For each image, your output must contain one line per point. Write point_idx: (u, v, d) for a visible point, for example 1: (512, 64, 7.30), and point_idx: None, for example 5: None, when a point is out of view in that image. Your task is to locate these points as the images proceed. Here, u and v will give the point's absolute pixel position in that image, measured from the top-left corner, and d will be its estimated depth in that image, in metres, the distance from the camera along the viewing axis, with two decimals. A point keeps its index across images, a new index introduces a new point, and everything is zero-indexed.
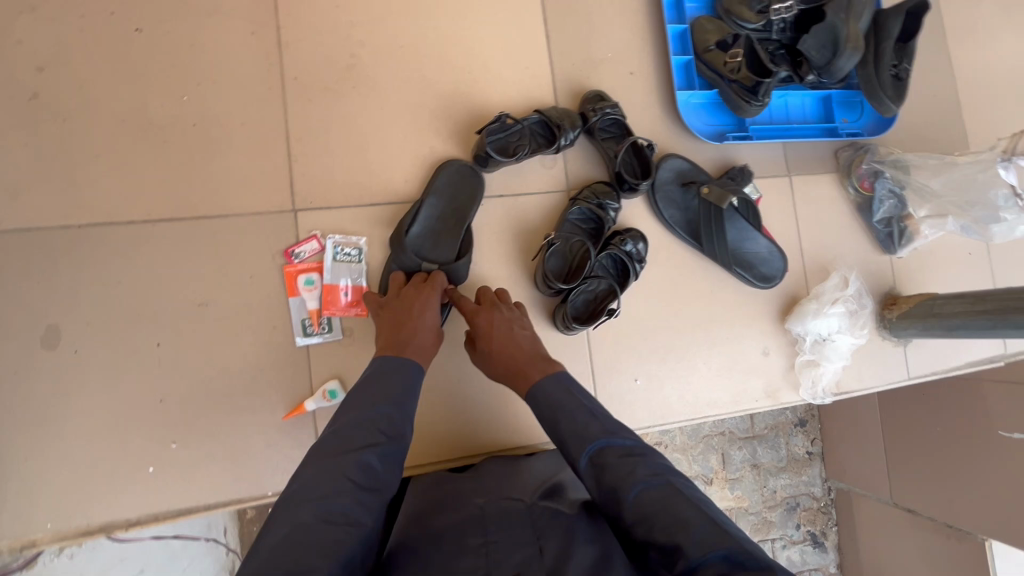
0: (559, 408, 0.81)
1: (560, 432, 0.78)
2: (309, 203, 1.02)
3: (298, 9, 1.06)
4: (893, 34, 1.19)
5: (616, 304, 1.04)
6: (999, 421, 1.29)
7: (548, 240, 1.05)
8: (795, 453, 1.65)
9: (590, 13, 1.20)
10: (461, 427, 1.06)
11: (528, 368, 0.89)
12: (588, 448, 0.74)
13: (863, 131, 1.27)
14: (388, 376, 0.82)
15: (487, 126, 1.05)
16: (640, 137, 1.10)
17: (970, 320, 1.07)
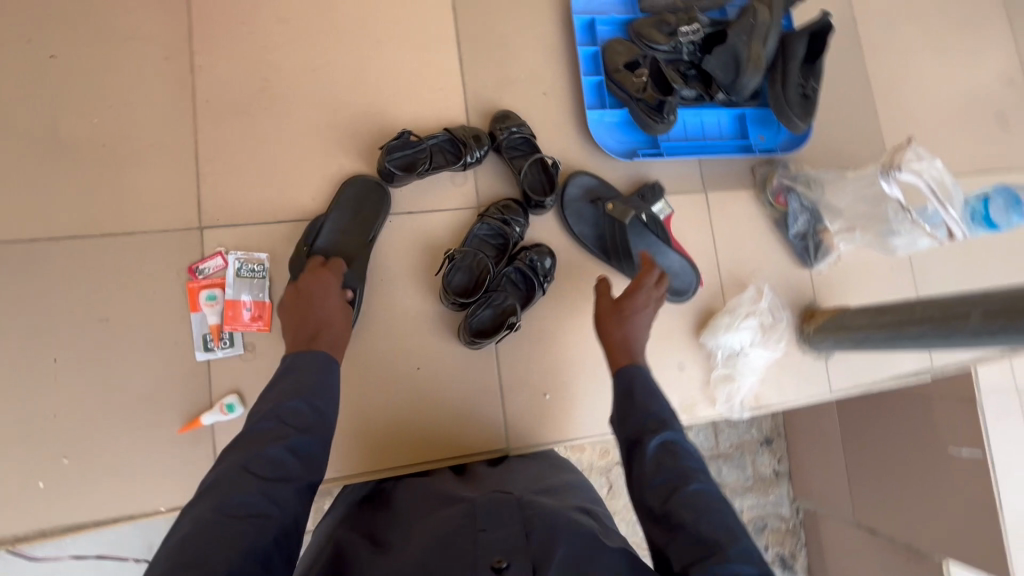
0: (652, 393, 0.85)
1: (642, 410, 0.83)
2: (214, 220, 1.04)
3: (211, 36, 1.10)
4: (798, 54, 1.23)
5: (516, 318, 1.04)
6: (949, 438, 1.30)
7: (450, 255, 1.06)
8: (762, 473, 1.61)
9: (505, 36, 1.23)
10: (416, 432, 1.08)
11: (637, 352, 0.94)
12: (662, 434, 0.79)
13: (777, 148, 1.29)
14: (301, 369, 0.81)
15: (390, 144, 1.08)
16: (546, 156, 1.14)
17: (876, 332, 1.07)
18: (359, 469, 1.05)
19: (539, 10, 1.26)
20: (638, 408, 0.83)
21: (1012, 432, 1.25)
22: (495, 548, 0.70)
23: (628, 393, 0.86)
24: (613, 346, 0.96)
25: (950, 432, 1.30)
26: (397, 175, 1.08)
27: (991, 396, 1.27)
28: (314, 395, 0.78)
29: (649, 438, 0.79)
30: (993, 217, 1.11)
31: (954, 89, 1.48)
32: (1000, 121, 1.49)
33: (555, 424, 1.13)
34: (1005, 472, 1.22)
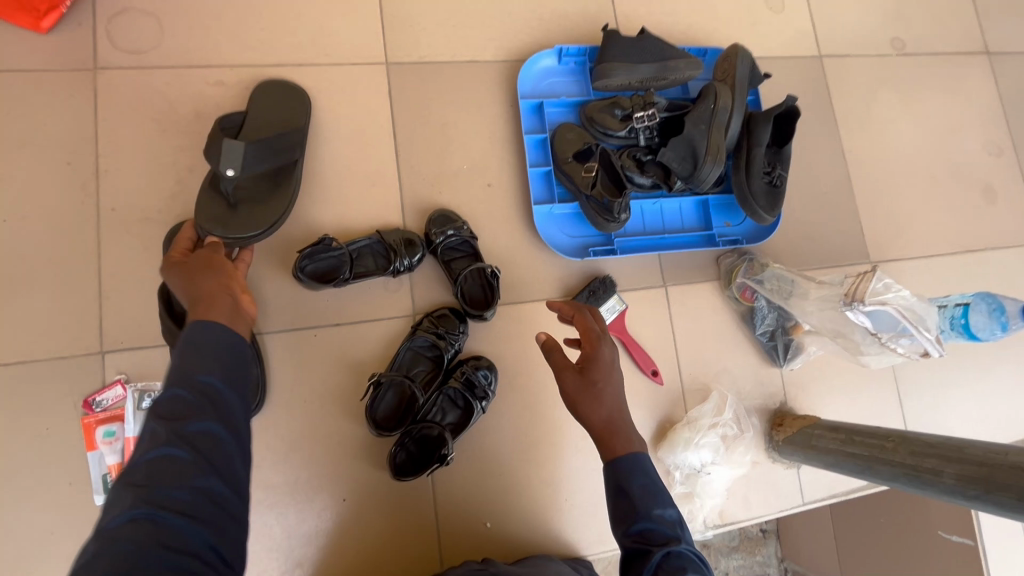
0: (655, 494, 0.68)
1: (644, 516, 0.66)
2: (118, 344, 0.96)
3: (120, 138, 1.01)
4: (764, 140, 1.13)
5: (447, 452, 0.96)
6: (939, 521, 1.20)
7: (374, 379, 0.99)
8: (748, 531, 1.54)
9: (445, 124, 1.14)
10: (398, 536, 1.02)
11: (631, 431, 0.74)
12: (678, 553, 0.63)
13: (744, 238, 1.21)
14: (201, 346, 0.61)
15: (308, 249, 0.98)
16: (484, 263, 1.04)
17: (844, 461, 0.96)
18: None
19: (483, 95, 1.17)
20: (641, 511, 0.66)
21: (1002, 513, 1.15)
22: None
23: (620, 490, 0.69)
24: (599, 430, 0.74)
25: (941, 516, 1.19)
26: (310, 283, 0.98)
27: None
28: (201, 372, 0.59)
29: (648, 549, 0.64)
30: (974, 326, 1.01)
31: (935, 160, 1.39)
32: (985, 193, 1.40)
33: (496, 554, 1.04)
34: (997, 561, 1.13)
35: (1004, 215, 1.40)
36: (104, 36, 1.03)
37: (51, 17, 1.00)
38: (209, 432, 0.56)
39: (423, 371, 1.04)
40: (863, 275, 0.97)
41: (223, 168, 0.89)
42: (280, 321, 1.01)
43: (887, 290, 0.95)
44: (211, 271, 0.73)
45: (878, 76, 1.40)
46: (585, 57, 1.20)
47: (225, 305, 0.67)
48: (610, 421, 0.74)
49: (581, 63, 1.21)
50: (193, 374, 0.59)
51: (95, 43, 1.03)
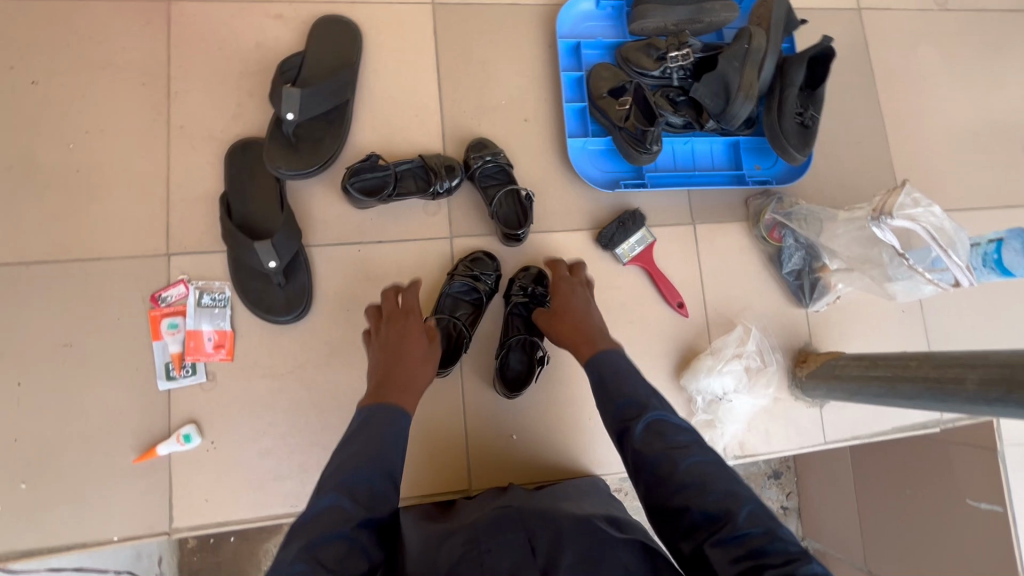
0: (624, 376, 0.84)
1: (617, 397, 0.81)
2: (182, 247, 1.04)
3: (188, 62, 1.10)
4: (798, 81, 1.15)
5: (542, 351, 1.05)
6: (967, 489, 1.22)
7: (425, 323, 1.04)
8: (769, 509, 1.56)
9: (485, 61, 1.20)
10: (432, 444, 1.08)
11: (600, 339, 0.92)
12: (646, 416, 0.77)
13: (773, 179, 1.23)
14: (370, 434, 0.74)
15: (357, 165, 1.06)
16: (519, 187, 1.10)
17: (866, 386, 0.98)
18: None
19: (522, 35, 1.22)
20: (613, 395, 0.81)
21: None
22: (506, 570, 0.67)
23: (599, 381, 0.85)
24: (570, 340, 0.95)
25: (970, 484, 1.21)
26: (357, 198, 1.05)
27: (1013, 449, 1.20)
28: (374, 460, 0.71)
29: (630, 420, 0.77)
30: (1006, 261, 1.01)
31: (975, 115, 1.38)
32: None
33: (522, 467, 1.10)
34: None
35: None
36: None
37: None
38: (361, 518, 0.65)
39: (466, 314, 1.08)
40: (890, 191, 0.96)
41: (284, 112, 1.01)
42: (327, 234, 1.09)
43: (916, 206, 0.94)
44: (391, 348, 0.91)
45: (918, 30, 1.40)
46: (623, 2, 1.24)
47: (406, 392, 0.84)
48: (582, 335, 0.94)
49: (619, 7, 1.25)
50: (360, 465, 0.70)
51: None
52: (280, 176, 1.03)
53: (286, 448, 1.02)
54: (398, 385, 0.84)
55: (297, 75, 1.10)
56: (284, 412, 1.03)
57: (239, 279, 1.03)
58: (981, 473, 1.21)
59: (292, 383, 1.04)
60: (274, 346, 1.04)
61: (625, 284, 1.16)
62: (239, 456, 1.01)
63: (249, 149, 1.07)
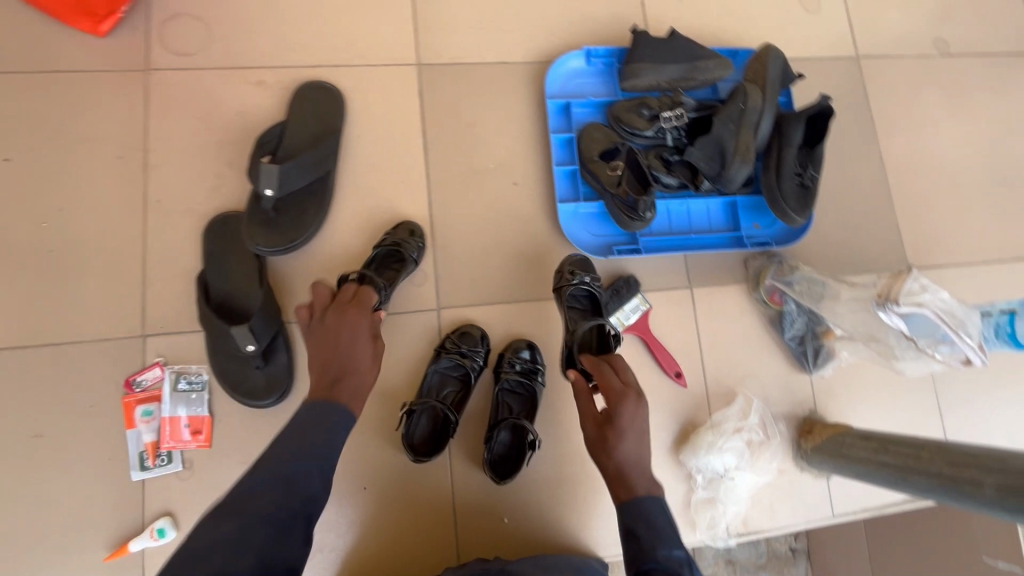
0: (661, 536, 0.75)
1: (651, 555, 0.73)
2: (159, 328, 1.01)
3: (167, 134, 1.08)
4: (795, 141, 1.11)
5: (535, 437, 0.98)
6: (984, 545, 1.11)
7: (407, 407, 0.99)
8: (777, 550, 1.44)
9: (473, 123, 1.17)
10: (417, 529, 1.03)
11: (641, 479, 0.81)
12: None
13: (773, 240, 1.18)
14: (322, 434, 0.75)
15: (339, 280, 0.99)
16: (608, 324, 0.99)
17: (876, 471, 0.93)
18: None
19: (510, 95, 1.19)
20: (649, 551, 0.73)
21: None
22: None
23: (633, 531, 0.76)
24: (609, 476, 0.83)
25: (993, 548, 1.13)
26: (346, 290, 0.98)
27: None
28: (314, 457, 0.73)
29: None
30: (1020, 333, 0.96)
31: (980, 163, 1.34)
32: None
33: (511, 552, 1.04)
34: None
35: None
36: (156, 39, 1.10)
37: (109, 22, 1.07)
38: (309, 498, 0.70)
39: (452, 392, 1.04)
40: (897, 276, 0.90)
41: (262, 188, 0.97)
42: None
43: (924, 291, 0.88)
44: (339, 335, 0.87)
45: (919, 77, 1.36)
46: (613, 58, 1.21)
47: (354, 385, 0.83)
48: (622, 466, 0.82)
49: (609, 64, 1.21)
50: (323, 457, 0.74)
51: (148, 46, 1.10)
52: (258, 253, 1.00)
53: None
54: (347, 389, 0.81)
55: (278, 145, 1.06)
56: None
57: (216, 361, 0.99)
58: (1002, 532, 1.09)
59: None
60: (254, 430, 1.00)
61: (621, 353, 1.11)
62: None
63: (228, 224, 1.04)
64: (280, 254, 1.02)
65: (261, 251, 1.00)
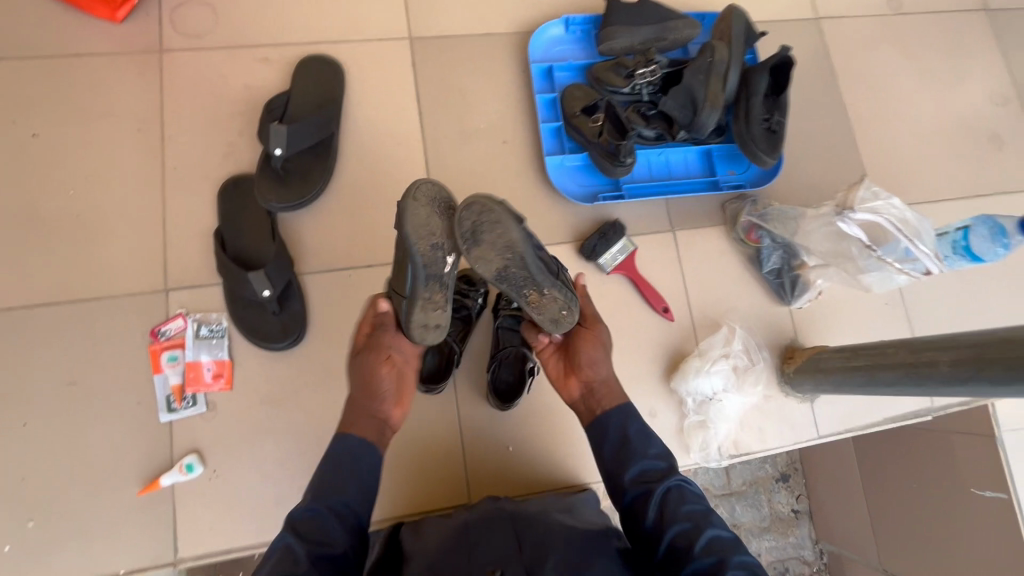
0: (646, 438, 0.87)
1: (641, 456, 0.85)
2: (180, 282, 1.08)
3: (180, 107, 1.16)
4: (761, 89, 1.20)
5: (533, 362, 1.08)
6: (970, 479, 1.28)
7: None
8: (779, 512, 1.59)
9: (464, 89, 1.26)
10: (428, 462, 1.10)
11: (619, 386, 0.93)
12: (668, 482, 0.82)
13: (748, 183, 1.27)
14: (337, 463, 0.80)
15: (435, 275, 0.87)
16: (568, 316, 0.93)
17: (850, 376, 1.00)
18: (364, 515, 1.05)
19: (497, 62, 1.28)
20: (639, 455, 0.85)
21: None
22: (490, 559, 0.76)
23: (622, 438, 0.87)
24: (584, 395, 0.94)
25: (972, 473, 1.28)
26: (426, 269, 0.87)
27: (1012, 434, 1.25)
28: (334, 493, 0.77)
29: (648, 487, 0.82)
30: (975, 248, 1.05)
31: (940, 109, 1.43)
32: (991, 140, 1.43)
33: (517, 478, 1.11)
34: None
35: (1013, 161, 1.42)
36: (168, 23, 1.19)
37: (124, 8, 1.17)
38: (326, 528, 0.74)
39: (456, 330, 1.11)
40: (852, 188, 1.03)
41: (273, 148, 1.06)
42: (319, 262, 1.13)
43: (877, 198, 1.00)
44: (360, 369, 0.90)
45: (876, 33, 1.46)
46: (590, 25, 1.31)
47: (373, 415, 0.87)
48: (592, 385, 0.94)
49: (587, 30, 1.31)
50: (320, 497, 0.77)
51: (161, 29, 1.19)
52: (271, 209, 1.09)
53: (287, 473, 1.04)
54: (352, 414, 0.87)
55: (284, 112, 1.15)
56: (286, 437, 1.06)
57: (235, 310, 1.07)
58: (985, 463, 1.25)
59: (291, 407, 1.07)
60: (272, 372, 1.07)
61: (610, 292, 1.20)
62: (241, 482, 1.03)
63: (240, 185, 1.12)
64: (291, 210, 1.11)
65: (274, 208, 1.09)
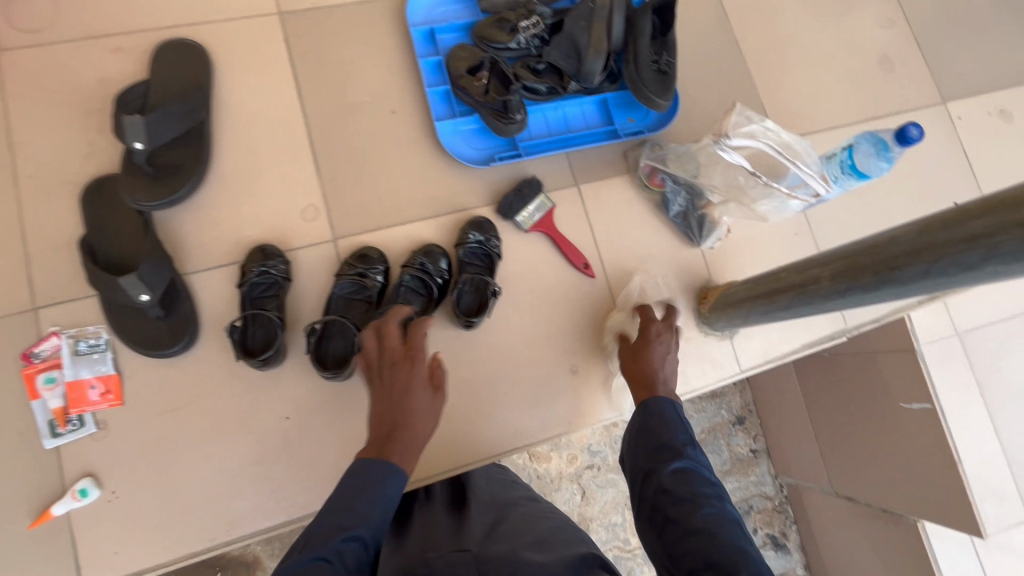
0: (671, 423, 0.83)
1: (657, 437, 0.81)
2: (50, 298, 1.00)
3: (27, 110, 1.07)
4: (646, 31, 1.18)
5: (418, 328, 1.02)
6: (900, 394, 1.31)
7: (313, 327, 1.01)
8: (739, 454, 1.63)
9: (344, 61, 1.20)
10: (347, 451, 1.05)
11: (662, 389, 0.94)
12: (680, 461, 0.77)
13: (646, 129, 1.26)
14: (365, 487, 0.73)
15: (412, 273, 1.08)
16: (488, 283, 1.08)
17: (754, 305, 1.01)
18: (285, 515, 1.01)
19: (376, 30, 1.22)
20: (658, 435, 0.82)
21: (953, 375, 1.28)
22: None
23: (649, 419, 0.85)
24: (638, 383, 0.96)
25: (901, 386, 1.31)
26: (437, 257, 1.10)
27: (931, 345, 1.29)
28: (357, 521, 0.69)
29: (659, 462, 0.78)
30: (860, 165, 1.07)
31: (832, 37, 1.44)
32: (882, 63, 1.45)
33: (443, 452, 1.08)
34: (955, 416, 1.24)
35: (904, 82, 1.45)
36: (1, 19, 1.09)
37: None
38: (356, 547, 0.67)
39: (359, 312, 1.07)
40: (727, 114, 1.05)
41: (132, 142, 0.98)
42: (204, 259, 1.06)
43: (750, 122, 1.04)
44: (405, 393, 0.85)
45: None
46: None
47: (411, 444, 0.80)
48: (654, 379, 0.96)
49: None
50: (346, 530, 0.68)
51: None
52: (142, 207, 1.01)
53: (196, 483, 0.99)
54: (401, 444, 0.79)
55: (144, 105, 1.07)
56: (190, 446, 1.00)
57: (115, 320, 0.99)
58: (908, 375, 1.29)
59: (191, 415, 1.01)
60: (165, 381, 1.01)
61: (519, 256, 1.17)
62: (146, 500, 0.97)
63: (104, 186, 1.04)
64: (166, 207, 1.03)
65: (145, 206, 1.01)
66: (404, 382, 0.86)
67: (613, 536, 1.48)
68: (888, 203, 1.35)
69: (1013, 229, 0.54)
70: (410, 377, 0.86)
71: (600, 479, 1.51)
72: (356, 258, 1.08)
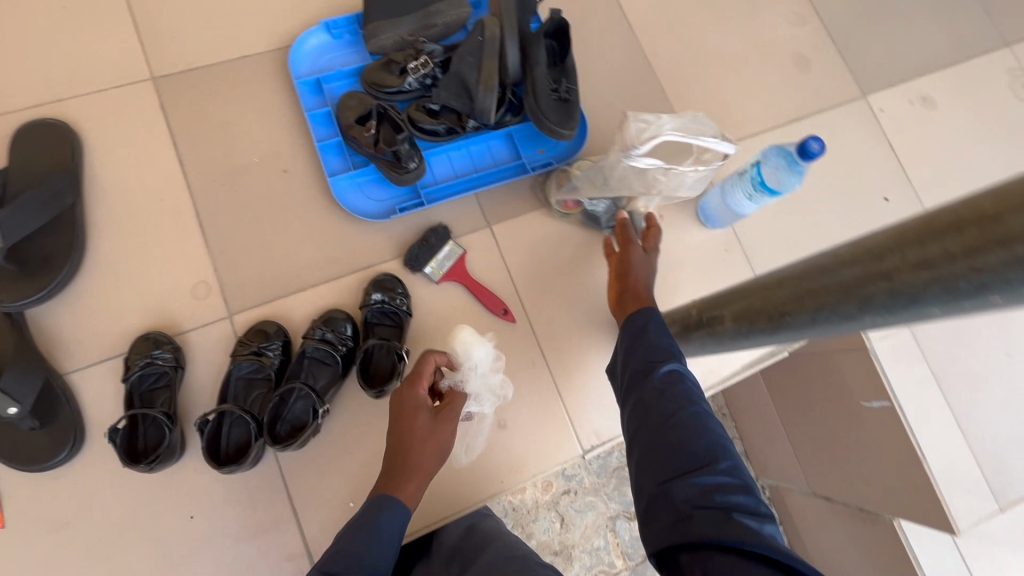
0: (664, 334, 0.84)
1: (650, 341, 0.82)
2: None
3: None
4: (541, 58, 1.12)
5: (322, 405, 0.95)
6: (859, 392, 1.24)
7: (202, 422, 0.93)
8: None
9: (227, 123, 1.13)
10: (259, 544, 0.96)
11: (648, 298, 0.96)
12: (674, 365, 0.78)
13: (555, 159, 1.20)
14: (365, 531, 0.71)
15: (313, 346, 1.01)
16: (396, 344, 1.02)
17: None
18: None
19: (259, 86, 1.16)
20: (650, 340, 0.82)
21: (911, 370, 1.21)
22: None
23: (642, 328, 0.85)
24: (629, 291, 0.98)
25: (857, 384, 1.24)
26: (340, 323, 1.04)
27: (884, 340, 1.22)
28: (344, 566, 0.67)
29: (652, 367, 0.78)
30: (770, 181, 1.03)
31: (744, 41, 1.41)
32: (798, 62, 1.42)
33: None
34: (915, 414, 1.17)
35: (822, 80, 1.42)
36: None
37: None
38: None
39: (261, 394, 1.01)
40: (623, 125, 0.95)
41: None
42: (86, 356, 0.99)
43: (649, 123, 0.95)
44: (404, 426, 0.81)
45: None
46: (356, 25, 1.20)
47: (415, 480, 0.78)
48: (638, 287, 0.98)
49: (353, 32, 1.20)
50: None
51: None
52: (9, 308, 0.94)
53: None
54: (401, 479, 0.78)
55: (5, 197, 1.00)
56: (83, 561, 0.92)
57: None
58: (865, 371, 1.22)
59: (81, 529, 0.93)
60: (49, 495, 0.93)
61: (434, 308, 1.11)
62: None
63: None
64: (35, 304, 0.96)
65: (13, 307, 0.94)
66: (408, 407, 0.82)
67: (597, 561, 1.34)
68: (817, 207, 1.31)
69: (878, 281, 0.50)
70: (407, 410, 0.82)
71: (578, 503, 1.37)
72: (248, 337, 1.01)
